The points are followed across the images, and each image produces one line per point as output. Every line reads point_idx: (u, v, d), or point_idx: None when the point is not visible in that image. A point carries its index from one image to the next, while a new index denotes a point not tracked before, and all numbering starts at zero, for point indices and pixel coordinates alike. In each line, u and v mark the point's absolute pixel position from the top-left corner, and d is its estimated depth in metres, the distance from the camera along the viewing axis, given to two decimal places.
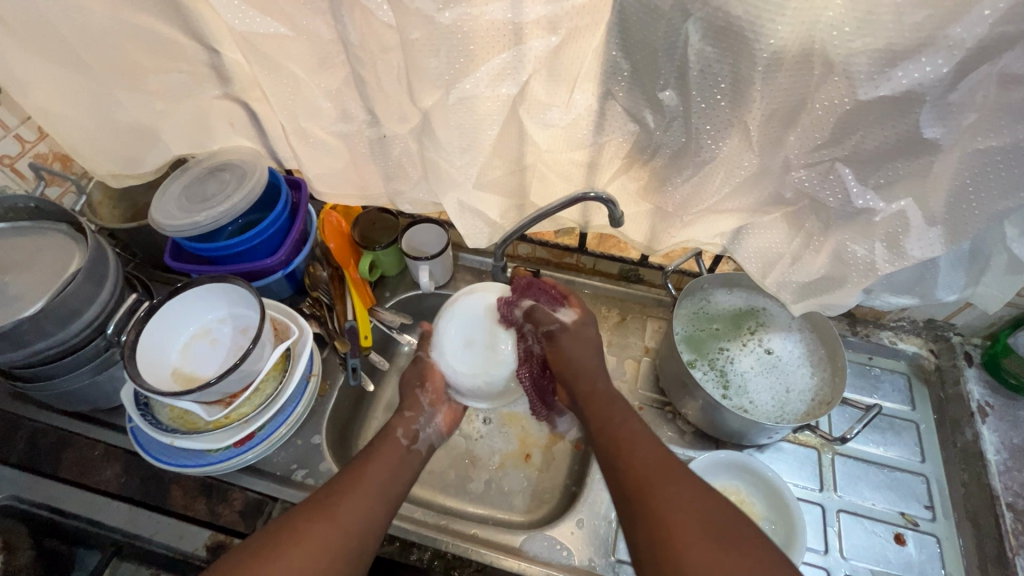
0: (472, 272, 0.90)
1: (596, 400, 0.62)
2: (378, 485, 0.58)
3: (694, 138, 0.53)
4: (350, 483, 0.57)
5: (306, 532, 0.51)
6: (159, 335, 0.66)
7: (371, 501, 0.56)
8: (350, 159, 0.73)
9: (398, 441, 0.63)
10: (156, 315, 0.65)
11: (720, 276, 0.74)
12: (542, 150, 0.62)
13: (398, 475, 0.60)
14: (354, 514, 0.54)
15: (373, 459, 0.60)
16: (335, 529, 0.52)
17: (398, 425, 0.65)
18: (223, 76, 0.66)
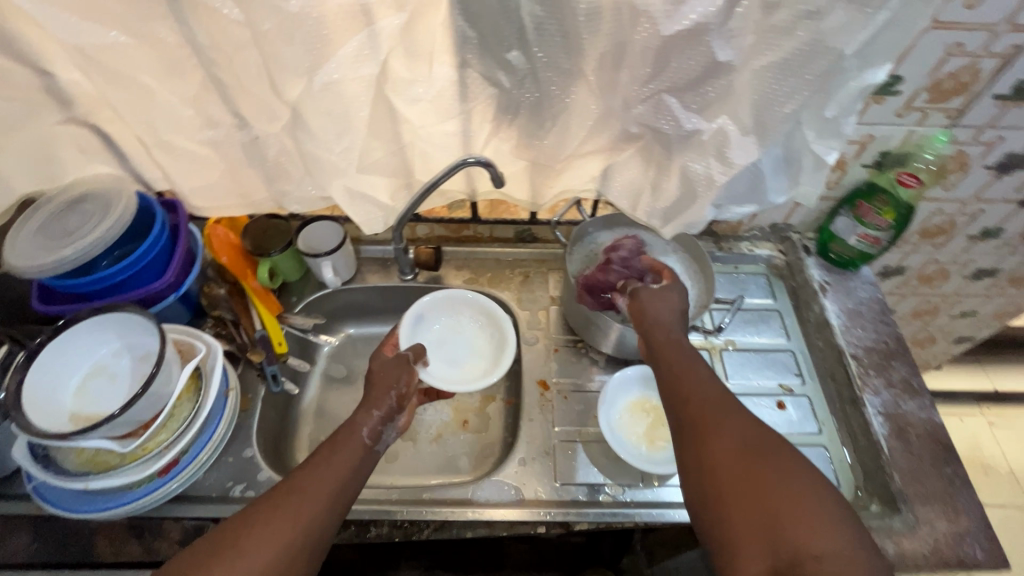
0: (377, 262, 0.92)
1: (668, 349, 0.64)
2: (334, 486, 0.56)
3: (546, 93, 0.60)
4: (304, 482, 0.55)
5: (253, 539, 0.50)
6: (44, 381, 0.61)
7: (327, 503, 0.54)
8: (226, 166, 0.72)
9: (362, 443, 0.61)
10: (37, 360, 0.61)
11: (601, 219, 0.83)
12: (416, 127, 0.66)
13: (354, 473, 0.58)
14: (310, 513, 0.53)
15: (329, 458, 0.58)
16: (291, 529, 0.51)
17: (363, 423, 0.63)
18: (63, 98, 0.62)
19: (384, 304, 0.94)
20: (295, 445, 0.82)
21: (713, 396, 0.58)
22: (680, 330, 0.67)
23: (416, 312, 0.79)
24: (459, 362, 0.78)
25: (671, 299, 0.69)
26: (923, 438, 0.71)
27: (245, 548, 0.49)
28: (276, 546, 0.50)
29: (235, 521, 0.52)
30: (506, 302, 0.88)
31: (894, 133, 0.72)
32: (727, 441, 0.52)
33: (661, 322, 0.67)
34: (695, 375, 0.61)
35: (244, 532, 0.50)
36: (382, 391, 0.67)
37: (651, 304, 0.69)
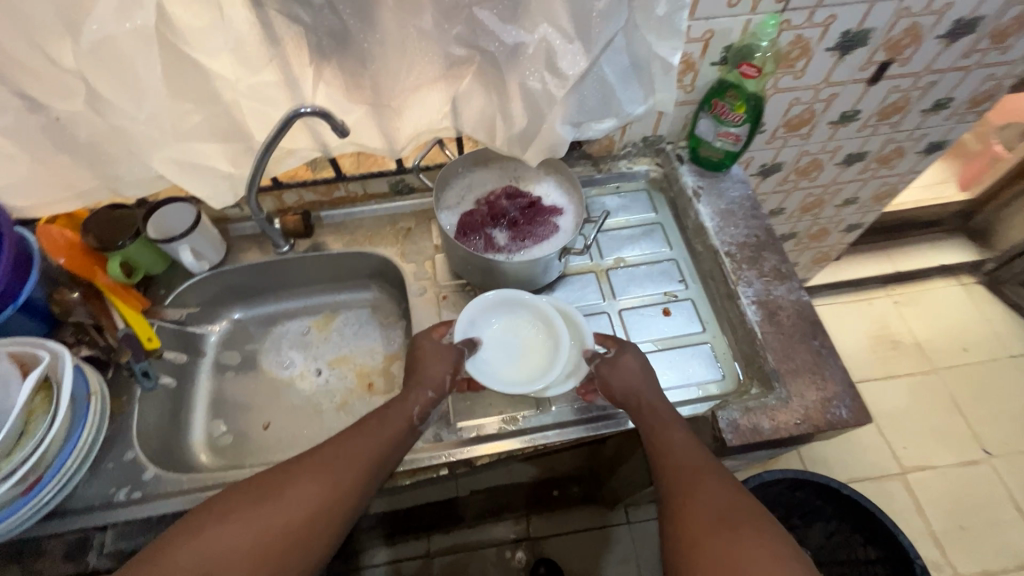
0: (250, 239, 0.87)
1: (649, 414, 0.64)
2: (373, 463, 0.58)
3: (353, 25, 0.57)
4: (347, 450, 0.57)
5: (294, 493, 0.53)
6: None
7: (365, 470, 0.57)
8: (34, 157, 0.65)
9: (410, 420, 0.63)
10: None
11: (468, 156, 0.81)
12: (231, 82, 0.61)
13: (395, 449, 0.60)
14: (346, 485, 0.55)
15: (376, 429, 0.60)
16: (326, 491, 0.54)
17: (415, 400, 0.65)
18: None
19: (267, 281, 0.89)
20: (190, 438, 0.79)
21: (691, 463, 0.57)
22: (653, 398, 0.65)
23: (491, 298, 0.74)
24: (513, 359, 0.71)
25: (628, 361, 0.68)
26: (792, 317, 0.75)
27: (288, 498, 0.53)
28: (306, 508, 0.53)
29: (284, 468, 0.56)
30: (390, 258, 0.86)
31: (733, 25, 0.72)
32: (704, 509, 0.53)
33: (637, 398, 0.65)
34: (670, 445, 0.60)
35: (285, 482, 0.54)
36: (437, 368, 0.67)
37: (627, 375, 0.67)
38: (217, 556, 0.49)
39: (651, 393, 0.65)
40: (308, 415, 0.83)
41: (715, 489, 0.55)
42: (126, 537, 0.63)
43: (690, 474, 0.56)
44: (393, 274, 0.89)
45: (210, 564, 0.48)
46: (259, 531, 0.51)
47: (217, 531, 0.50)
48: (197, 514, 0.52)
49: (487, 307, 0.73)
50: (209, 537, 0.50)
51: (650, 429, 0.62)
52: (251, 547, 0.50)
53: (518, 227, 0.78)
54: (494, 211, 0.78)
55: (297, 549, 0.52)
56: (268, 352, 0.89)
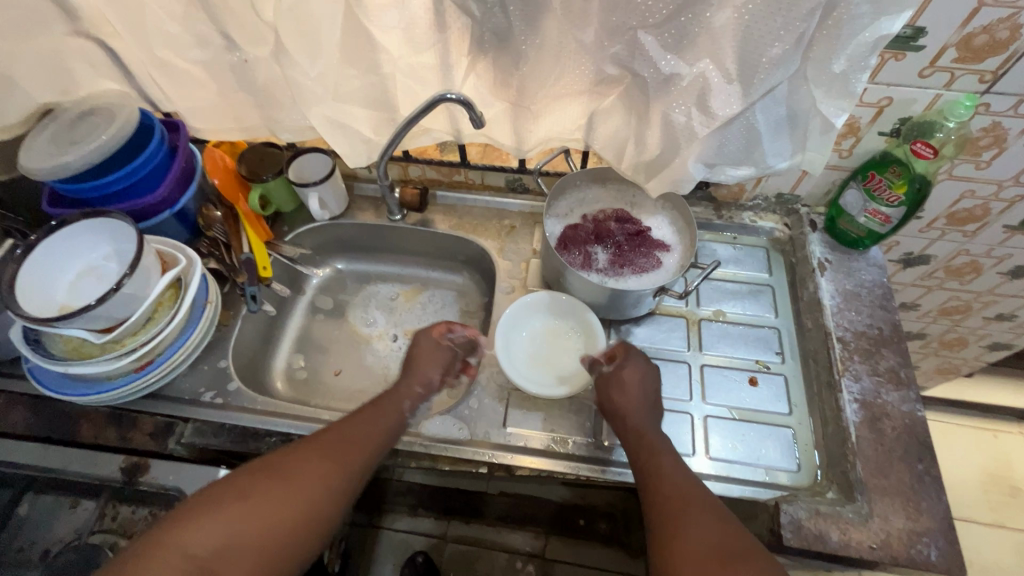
0: (369, 200, 0.93)
1: (635, 435, 0.63)
2: (369, 448, 0.62)
3: (518, 26, 0.58)
4: (347, 435, 0.61)
5: (301, 473, 0.56)
6: (40, 274, 0.68)
7: (365, 456, 0.61)
8: (218, 88, 0.74)
9: (399, 411, 0.67)
10: (35, 252, 0.67)
11: (589, 172, 0.79)
12: (394, 57, 0.65)
13: (387, 438, 0.64)
14: (343, 470, 0.59)
15: (366, 420, 0.64)
16: (328, 474, 0.57)
17: (405, 395, 0.69)
18: (69, 11, 0.66)
19: (372, 242, 0.95)
20: (273, 364, 0.87)
21: (675, 492, 0.56)
22: (643, 419, 0.64)
23: (540, 296, 0.77)
24: (539, 359, 0.75)
25: (625, 376, 0.67)
26: (897, 430, 0.67)
27: (295, 477, 0.56)
28: (309, 497, 0.55)
29: (287, 451, 0.59)
30: (488, 250, 0.88)
31: (918, 97, 0.65)
32: (692, 542, 0.51)
33: (620, 415, 0.65)
34: (658, 470, 0.59)
35: (279, 470, 0.56)
36: (429, 366, 0.72)
37: (620, 388, 0.66)
38: (226, 542, 0.50)
39: (642, 407, 0.65)
40: (376, 375, 0.88)
41: (697, 509, 0.54)
42: (201, 435, 0.72)
43: (677, 503, 0.55)
44: (487, 266, 0.90)
45: (216, 554, 0.50)
46: (265, 518, 0.52)
47: (225, 506, 0.52)
48: (184, 505, 0.53)
49: (530, 303, 0.77)
50: (210, 528, 0.51)
51: (638, 457, 0.61)
52: (257, 538, 0.52)
53: (622, 251, 0.75)
54: (600, 230, 0.77)
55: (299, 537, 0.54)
56: (357, 307, 0.95)
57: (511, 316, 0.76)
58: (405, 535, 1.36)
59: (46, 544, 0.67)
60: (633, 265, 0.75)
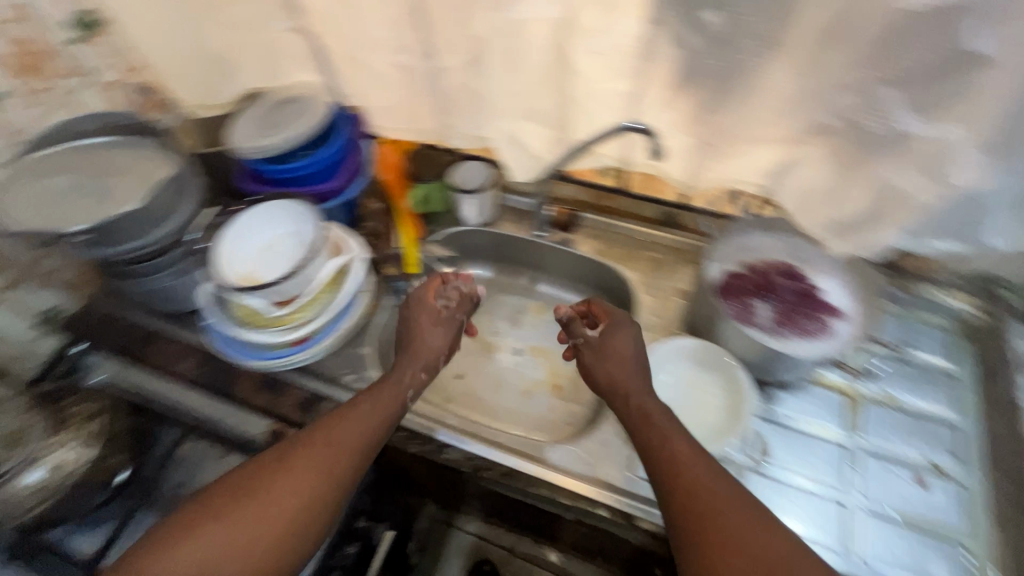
0: (515, 212, 0.94)
1: (640, 414, 0.62)
2: (359, 446, 0.59)
3: (741, 62, 0.55)
4: (335, 437, 0.59)
5: (283, 483, 0.55)
6: (235, 244, 0.74)
7: (355, 456, 0.59)
8: (407, 91, 0.77)
9: (391, 397, 0.65)
10: (235, 224, 0.74)
11: (759, 220, 0.76)
12: (589, 81, 0.64)
13: (381, 433, 0.62)
14: (334, 472, 0.57)
15: (355, 416, 0.61)
16: (311, 481, 0.55)
17: (408, 384, 0.67)
18: (295, 9, 0.72)
19: (511, 254, 0.95)
20: None
21: (703, 489, 0.53)
22: (638, 393, 0.64)
23: (687, 343, 0.73)
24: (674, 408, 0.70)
25: (619, 345, 0.68)
26: None
27: (275, 491, 0.54)
28: (298, 505, 0.54)
29: (268, 461, 0.57)
30: (631, 282, 0.85)
31: None
32: (734, 552, 0.49)
33: (620, 390, 0.65)
34: (674, 461, 0.56)
35: (262, 481, 0.55)
36: (425, 341, 0.72)
37: (617, 361, 0.67)
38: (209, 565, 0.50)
39: (637, 386, 0.65)
40: (495, 386, 0.88)
41: (734, 510, 0.52)
42: None
43: (705, 505, 0.52)
44: (625, 297, 0.87)
45: None
46: (247, 537, 0.51)
47: (203, 530, 0.51)
48: (177, 523, 0.52)
49: (675, 348, 0.73)
50: (192, 553, 0.50)
51: (649, 453, 0.58)
52: (245, 556, 0.51)
53: (788, 311, 0.69)
54: (766, 284, 0.71)
55: (295, 543, 0.53)
56: (485, 315, 0.95)
57: (653, 357, 0.73)
58: (474, 539, 1.31)
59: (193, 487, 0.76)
60: (801, 328, 0.68)
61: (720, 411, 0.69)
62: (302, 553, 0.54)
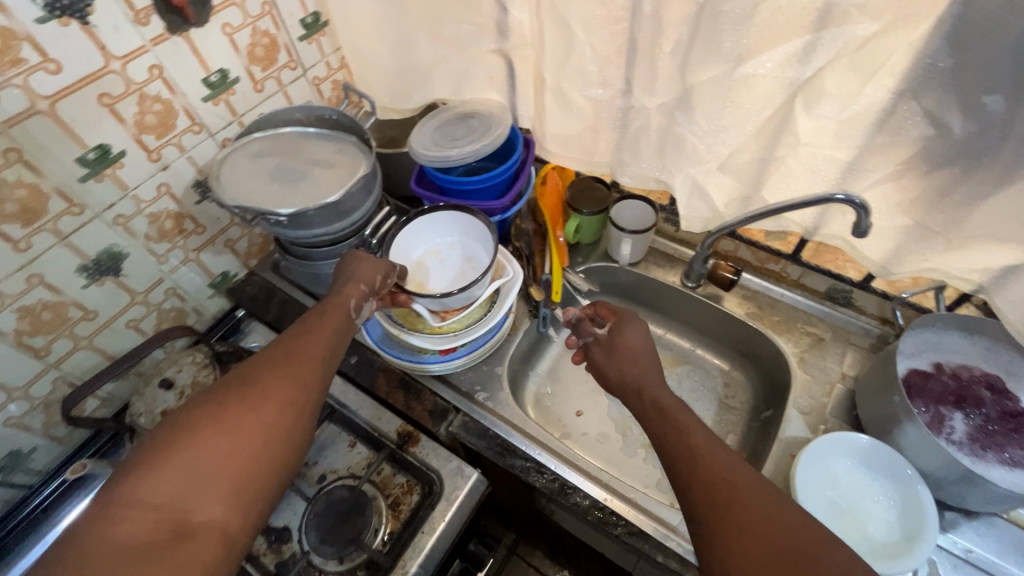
0: (663, 257, 0.91)
1: (656, 415, 0.57)
2: (324, 356, 0.58)
3: (1005, 153, 0.49)
4: (296, 350, 0.57)
5: (262, 393, 0.53)
6: (404, 243, 0.77)
7: (319, 366, 0.57)
8: (591, 124, 0.77)
9: (339, 310, 0.63)
10: (408, 226, 0.77)
11: (961, 318, 0.66)
12: (803, 144, 0.61)
13: (337, 344, 0.60)
14: (307, 387, 0.55)
15: (305, 329, 0.60)
16: (288, 391, 0.54)
17: (351, 295, 0.64)
18: (504, 33, 0.75)
19: (652, 299, 0.92)
20: (524, 381, 0.89)
21: (717, 475, 0.50)
22: (655, 388, 0.60)
23: (855, 438, 0.66)
24: (833, 508, 0.64)
25: (629, 339, 0.64)
26: None
27: (252, 402, 0.52)
28: (280, 415, 0.52)
29: (238, 379, 0.55)
30: (786, 355, 0.79)
31: None
32: (752, 541, 0.45)
33: (633, 387, 0.61)
34: (690, 449, 0.52)
35: (230, 401, 0.52)
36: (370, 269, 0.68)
37: (624, 354, 0.64)
38: (188, 486, 0.47)
39: (651, 381, 0.60)
40: (616, 433, 0.85)
41: (751, 501, 0.48)
42: (466, 431, 0.75)
43: (725, 492, 0.49)
44: (772, 368, 0.82)
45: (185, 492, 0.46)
46: (229, 448, 0.49)
47: (185, 446, 0.48)
48: (156, 440, 0.49)
49: (841, 442, 0.66)
50: (176, 471, 0.47)
51: (665, 444, 0.55)
52: (230, 467, 0.49)
53: (988, 430, 0.61)
54: (963, 393, 0.64)
55: (276, 458, 0.51)
56: None
57: (814, 443, 0.66)
58: None
59: (323, 469, 0.73)
60: (1005, 452, 0.60)
61: (886, 522, 0.62)
62: (287, 467, 0.52)
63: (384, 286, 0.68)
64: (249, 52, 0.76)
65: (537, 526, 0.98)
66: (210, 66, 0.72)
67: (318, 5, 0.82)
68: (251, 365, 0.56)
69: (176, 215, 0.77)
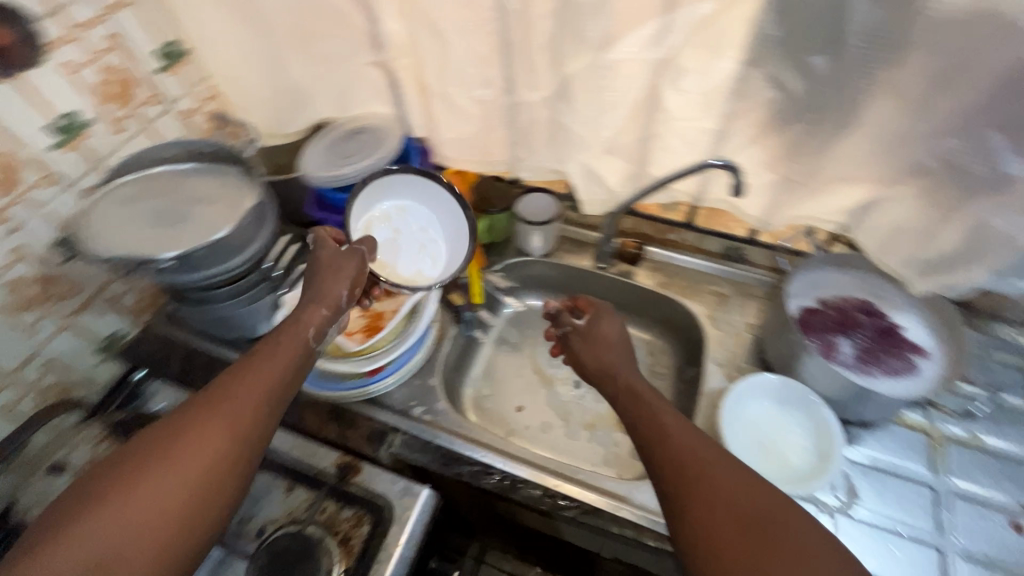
0: (574, 244, 0.94)
1: (630, 395, 0.62)
2: (274, 391, 0.56)
3: (836, 107, 0.56)
4: (239, 383, 0.55)
5: (200, 434, 0.50)
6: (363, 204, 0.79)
7: (267, 399, 0.55)
8: (481, 125, 0.79)
9: (297, 334, 0.61)
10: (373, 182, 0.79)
11: (833, 256, 0.75)
12: (675, 118, 0.65)
13: (291, 378, 0.58)
14: (250, 424, 0.53)
15: (255, 361, 0.57)
16: (228, 431, 0.51)
17: (310, 322, 0.62)
18: (378, 44, 0.75)
19: (571, 286, 0.95)
20: (460, 388, 0.89)
21: (688, 455, 0.53)
22: (628, 371, 0.65)
23: (765, 379, 0.72)
24: (759, 447, 0.69)
25: (606, 330, 0.70)
26: None
27: (187, 445, 0.49)
28: (219, 458, 0.50)
29: (172, 420, 0.52)
30: (696, 316, 0.85)
31: None
32: (719, 512, 0.48)
33: (608, 373, 0.65)
34: (663, 430, 0.56)
35: (173, 442, 0.50)
36: (331, 287, 0.66)
37: (602, 343, 0.68)
38: (112, 540, 0.44)
39: (624, 366, 0.65)
40: (558, 420, 0.87)
41: (718, 473, 0.51)
42: (407, 449, 0.73)
43: (693, 467, 0.52)
44: (687, 330, 0.87)
45: (111, 548, 0.44)
46: (160, 499, 0.46)
47: (111, 499, 0.45)
48: (87, 489, 0.47)
49: (754, 385, 0.72)
50: (99, 525, 0.44)
51: (638, 419, 0.59)
52: (162, 522, 0.46)
53: (869, 349, 0.70)
54: (845, 320, 0.72)
55: (214, 504, 0.48)
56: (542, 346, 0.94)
57: (733, 389, 0.72)
58: None
59: (261, 520, 0.67)
60: (886, 366, 0.68)
61: (803, 449, 0.69)
62: (227, 511, 0.50)
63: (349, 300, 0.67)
64: (100, 91, 0.70)
65: (498, 529, 0.97)
66: (54, 111, 0.65)
67: (174, 34, 0.77)
68: (201, 399, 0.53)
69: (40, 279, 0.68)
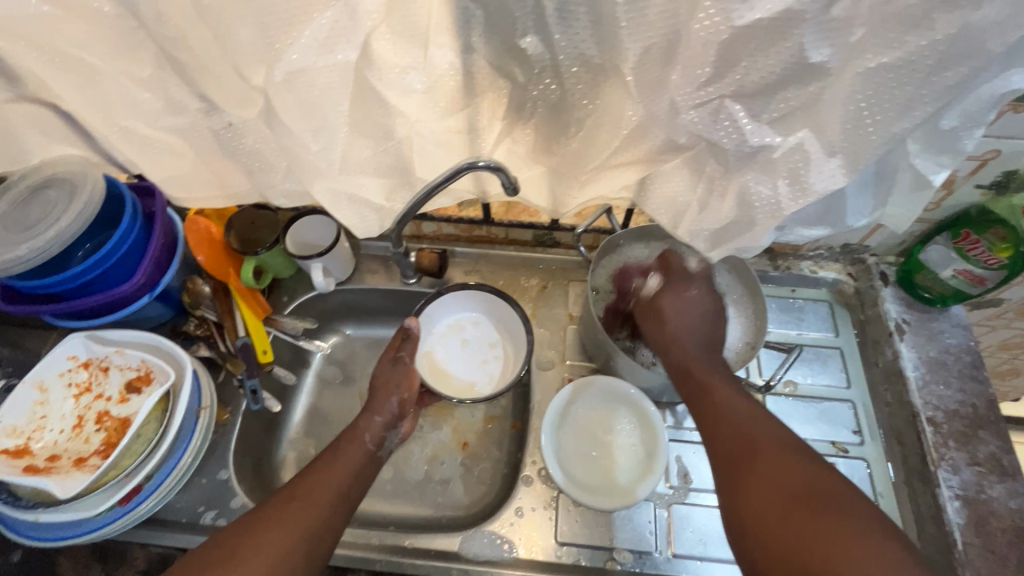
0: (377, 260, 0.82)
1: (686, 374, 0.60)
2: (335, 501, 0.54)
3: (570, 96, 0.49)
4: (313, 487, 0.54)
5: (266, 535, 0.49)
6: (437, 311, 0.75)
7: (329, 511, 0.53)
8: (196, 158, 0.61)
9: (366, 446, 0.60)
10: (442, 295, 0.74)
11: (634, 231, 0.69)
12: (413, 121, 0.52)
13: (357, 490, 0.56)
14: (312, 532, 0.51)
15: (325, 468, 0.56)
16: (300, 533, 0.50)
17: (367, 429, 0.61)
18: (7, 76, 0.52)
19: (386, 308, 0.83)
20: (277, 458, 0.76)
21: (742, 432, 0.53)
22: (694, 357, 0.61)
23: (585, 383, 0.67)
24: (588, 458, 0.65)
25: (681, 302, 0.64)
26: (1005, 529, 0.59)
27: (257, 543, 0.49)
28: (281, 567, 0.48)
29: (253, 513, 0.51)
30: None
31: None
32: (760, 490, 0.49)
33: (670, 350, 0.62)
34: (714, 409, 0.56)
35: (250, 538, 0.49)
36: (384, 395, 0.65)
37: (661, 318, 0.64)
38: None
39: (696, 339, 0.61)
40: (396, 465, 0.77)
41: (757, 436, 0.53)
42: None
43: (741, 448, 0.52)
44: None
45: None
46: None
47: None
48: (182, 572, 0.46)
49: (575, 392, 0.67)
50: None
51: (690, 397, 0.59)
52: None
53: None
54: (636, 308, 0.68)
55: None
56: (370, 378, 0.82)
57: (555, 400, 0.66)
58: None
59: None
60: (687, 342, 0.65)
61: (635, 449, 0.65)
62: None
63: (404, 406, 0.65)
64: None
65: None
66: None
67: None
68: (284, 493, 0.53)
69: None
